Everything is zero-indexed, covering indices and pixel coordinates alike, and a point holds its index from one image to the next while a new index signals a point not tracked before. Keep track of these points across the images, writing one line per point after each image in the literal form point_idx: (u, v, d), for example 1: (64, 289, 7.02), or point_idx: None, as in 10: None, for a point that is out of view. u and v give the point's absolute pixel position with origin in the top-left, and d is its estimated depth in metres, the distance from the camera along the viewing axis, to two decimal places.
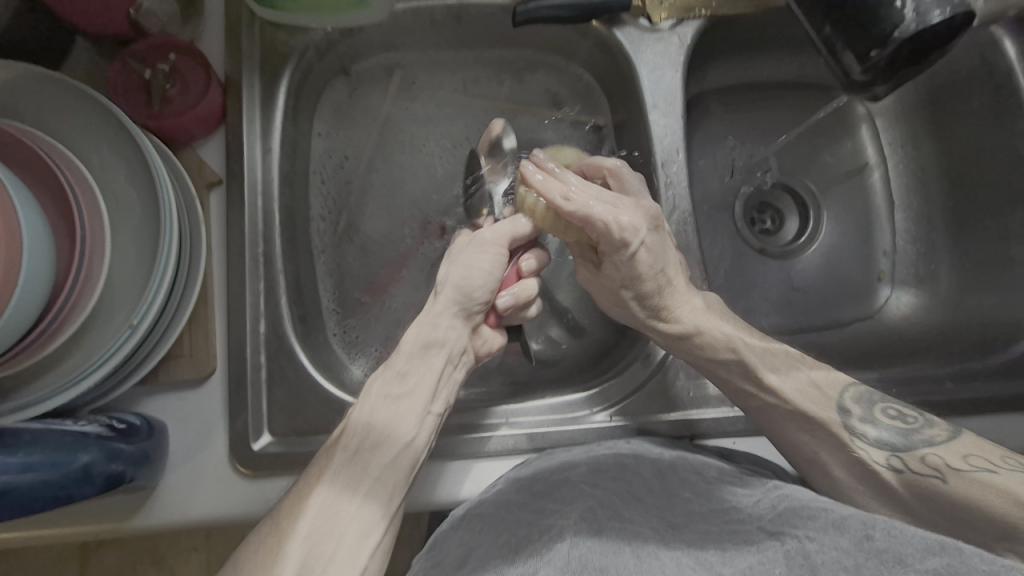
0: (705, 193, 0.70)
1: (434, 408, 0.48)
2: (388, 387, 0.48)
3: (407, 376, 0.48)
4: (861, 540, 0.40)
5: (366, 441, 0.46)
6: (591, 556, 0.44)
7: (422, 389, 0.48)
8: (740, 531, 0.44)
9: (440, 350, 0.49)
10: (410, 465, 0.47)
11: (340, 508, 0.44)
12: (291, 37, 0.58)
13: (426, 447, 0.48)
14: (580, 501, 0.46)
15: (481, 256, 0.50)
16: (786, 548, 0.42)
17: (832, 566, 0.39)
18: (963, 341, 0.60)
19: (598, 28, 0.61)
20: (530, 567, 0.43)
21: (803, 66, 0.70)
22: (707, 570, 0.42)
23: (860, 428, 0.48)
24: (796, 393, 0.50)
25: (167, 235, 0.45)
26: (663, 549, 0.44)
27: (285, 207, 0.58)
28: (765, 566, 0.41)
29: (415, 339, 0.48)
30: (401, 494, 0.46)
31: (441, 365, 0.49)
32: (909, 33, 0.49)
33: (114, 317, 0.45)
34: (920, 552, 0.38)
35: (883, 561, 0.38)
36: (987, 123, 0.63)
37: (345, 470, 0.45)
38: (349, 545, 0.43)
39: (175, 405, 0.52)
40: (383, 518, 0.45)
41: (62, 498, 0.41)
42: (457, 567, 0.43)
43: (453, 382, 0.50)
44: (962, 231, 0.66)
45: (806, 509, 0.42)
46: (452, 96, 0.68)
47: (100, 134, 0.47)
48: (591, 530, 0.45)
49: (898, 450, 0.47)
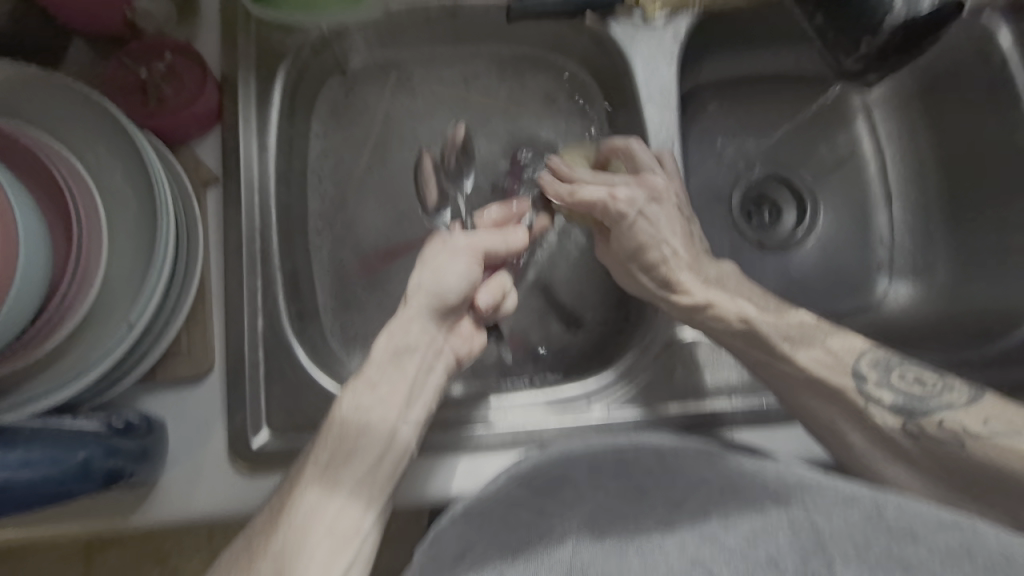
0: (701, 186, 0.70)
1: (410, 418, 0.48)
2: (360, 400, 0.47)
3: (379, 384, 0.48)
4: (871, 514, 0.39)
5: (342, 446, 0.46)
6: (593, 561, 0.44)
7: (395, 398, 0.48)
8: (741, 492, 0.43)
9: (413, 355, 0.49)
10: (390, 471, 0.47)
11: (312, 523, 0.44)
12: (287, 36, 0.59)
13: (408, 457, 0.48)
14: (579, 504, 0.46)
15: (454, 261, 0.49)
16: (791, 516, 0.41)
17: (840, 541, 0.40)
18: (962, 330, 0.60)
19: (592, 23, 0.61)
20: (531, 572, 0.43)
21: (797, 59, 0.70)
22: (711, 545, 0.42)
23: (876, 394, 0.50)
24: (812, 363, 0.51)
25: (165, 232, 0.45)
26: (667, 539, 0.44)
27: (281, 205, 0.58)
28: (768, 534, 0.41)
29: (385, 347, 0.48)
30: (381, 502, 0.47)
31: (415, 371, 0.49)
32: (899, 20, 0.50)
33: (114, 314, 0.45)
34: (931, 526, 0.38)
35: (894, 536, 0.39)
36: (983, 112, 0.62)
37: (317, 481, 0.45)
38: (321, 560, 0.44)
39: (174, 402, 0.52)
40: (359, 531, 0.46)
41: (62, 494, 0.41)
42: (456, 561, 0.43)
43: (428, 390, 0.49)
44: (959, 222, 0.66)
45: (817, 482, 0.41)
46: (448, 92, 0.68)
47: (95, 132, 0.47)
48: (592, 534, 0.45)
49: (914, 415, 0.49)
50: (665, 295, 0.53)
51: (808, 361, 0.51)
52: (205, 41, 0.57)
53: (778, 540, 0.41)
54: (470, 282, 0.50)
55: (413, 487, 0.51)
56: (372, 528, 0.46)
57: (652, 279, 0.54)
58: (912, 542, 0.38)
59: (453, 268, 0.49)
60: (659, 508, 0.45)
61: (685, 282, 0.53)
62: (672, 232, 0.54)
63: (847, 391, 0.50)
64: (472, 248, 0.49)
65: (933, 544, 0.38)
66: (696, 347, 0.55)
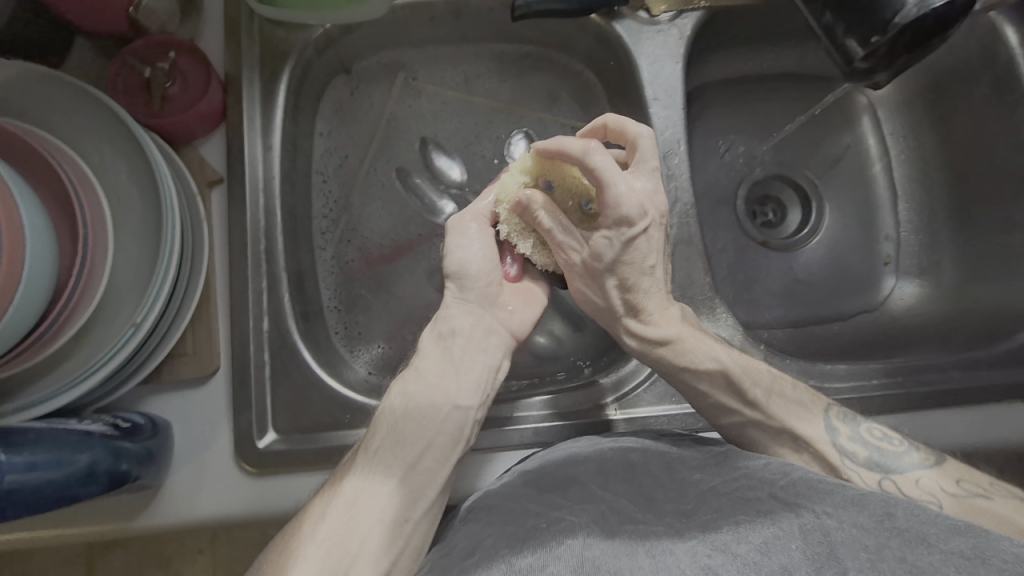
0: (706, 185, 0.69)
1: (461, 403, 0.48)
2: (408, 386, 0.48)
3: (426, 373, 0.48)
4: (882, 518, 0.38)
5: (387, 443, 0.46)
6: (605, 557, 0.39)
7: (444, 381, 0.48)
8: (752, 501, 0.42)
9: (456, 338, 0.50)
10: (436, 464, 0.46)
11: (360, 510, 0.44)
12: (291, 35, 0.59)
13: (457, 447, 0.47)
14: (590, 504, 0.44)
15: (468, 239, 0.52)
16: (802, 522, 0.39)
17: (851, 547, 0.36)
18: (968, 331, 0.60)
19: (598, 22, 0.61)
20: (539, 559, 0.39)
21: (802, 58, 0.70)
22: (722, 553, 0.38)
23: (849, 448, 0.47)
24: (783, 408, 0.49)
25: (169, 233, 0.45)
26: (678, 543, 0.40)
27: (286, 205, 0.58)
28: (778, 542, 0.38)
29: (430, 333, 0.51)
30: (426, 498, 0.46)
31: (459, 353, 0.49)
32: (910, 17, 0.50)
33: (118, 315, 0.44)
34: (944, 534, 0.36)
35: (906, 539, 0.37)
36: (991, 111, 0.62)
37: (369, 465, 0.45)
38: (369, 551, 0.42)
39: (179, 404, 0.51)
40: (406, 520, 0.44)
41: (67, 498, 0.41)
42: (465, 556, 0.42)
43: (479, 371, 0.49)
44: (965, 222, 0.65)
45: (824, 489, 0.42)
46: (452, 90, 0.68)
47: (100, 132, 0.47)
48: (603, 533, 0.41)
49: (891, 474, 0.46)
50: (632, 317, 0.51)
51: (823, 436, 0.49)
52: (210, 41, 0.57)
53: (789, 549, 0.37)
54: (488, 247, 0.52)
55: None
56: (425, 517, 0.45)
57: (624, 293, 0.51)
58: (925, 548, 0.36)
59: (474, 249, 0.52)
60: (668, 516, 0.43)
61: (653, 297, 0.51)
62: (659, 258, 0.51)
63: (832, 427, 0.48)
64: (477, 215, 0.53)
65: (948, 550, 0.35)
66: None
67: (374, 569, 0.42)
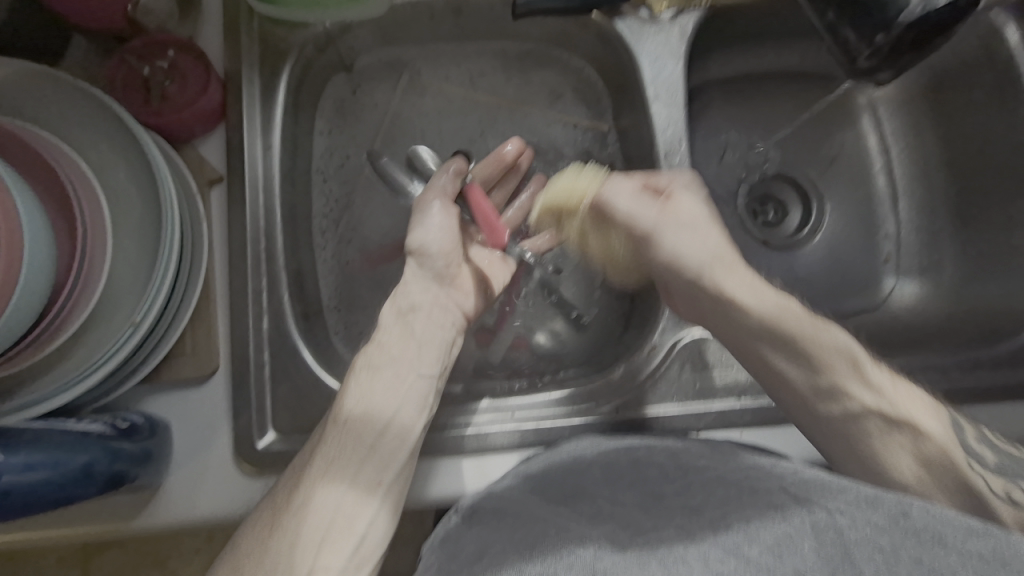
0: (707, 184, 0.69)
1: (424, 371, 0.48)
2: (371, 357, 0.47)
3: (388, 347, 0.48)
4: (896, 517, 0.38)
5: (355, 418, 0.45)
6: (615, 569, 0.39)
7: (406, 354, 0.48)
8: (761, 492, 0.42)
9: (418, 313, 0.50)
10: (404, 431, 0.46)
11: (330, 486, 0.43)
12: (290, 33, 0.58)
13: (422, 419, 0.47)
14: (601, 521, 0.44)
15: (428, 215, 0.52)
16: (814, 519, 0.39)
17: (866, 547, 0.38)
18: (970, 330, 0.60)
19: (599, 20, 0.61)
20: (549, 568, 0.40)
21: (803, 57, 0.70)
22: (736, 559, 0.39)
23: (977, 451, 0.46)
24: (883, 379, 0.49)
25: (169, 231, 0.45)
26: (690, 549, 0.40)
27: (286, 204, 0.58)
28: (791, 541, 0.39)
29: (392, 309, 0.50)
30: (398, 465, 0.45)
31: (419, 328, 0.49)
32: (915, 15, 0.50)
33: (117, 315, 0.44)
34: (962, 533, 0.37)
35: (921, 541, 0.37)
36: (992, 112, 0.62)
37: (334, 445, 0.44)
38: (340, 521, 0.43)
39: (179, 403, 0.51)
40: (381, 484, 0.44)
41: (64, 498, 0.40)
42: (474, 561, 0.42)
43: (439, 343, 0.50)
44: (966, 221, 0.65)
45: (836, 483, 0.40)
46: (453, 89, 0.68)
47: (99, 130, 0.46)
48: (614, 547, 0.41)
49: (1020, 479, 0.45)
50: (719, 275, 0.50)
51: (898, 399, 0.48)
52: (209, 38, 0.57)
53: (802, 549, 0.39)
54: (449, 222, 0.52)
55: (421, 488, 0.50)
56: (397, 483, 0.45)
57: (711, 250, 0.50)
58: (942, 549, 0.36)
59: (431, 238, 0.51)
60: (678, 516, 0.43)
61: (732, 262, 0.51)
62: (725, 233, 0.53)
63: (917, 415, 0.47)
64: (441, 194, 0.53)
65: (965, 551, 0.36)
66: (704, 345, 0.54)
67: (351, 535, 0.43)
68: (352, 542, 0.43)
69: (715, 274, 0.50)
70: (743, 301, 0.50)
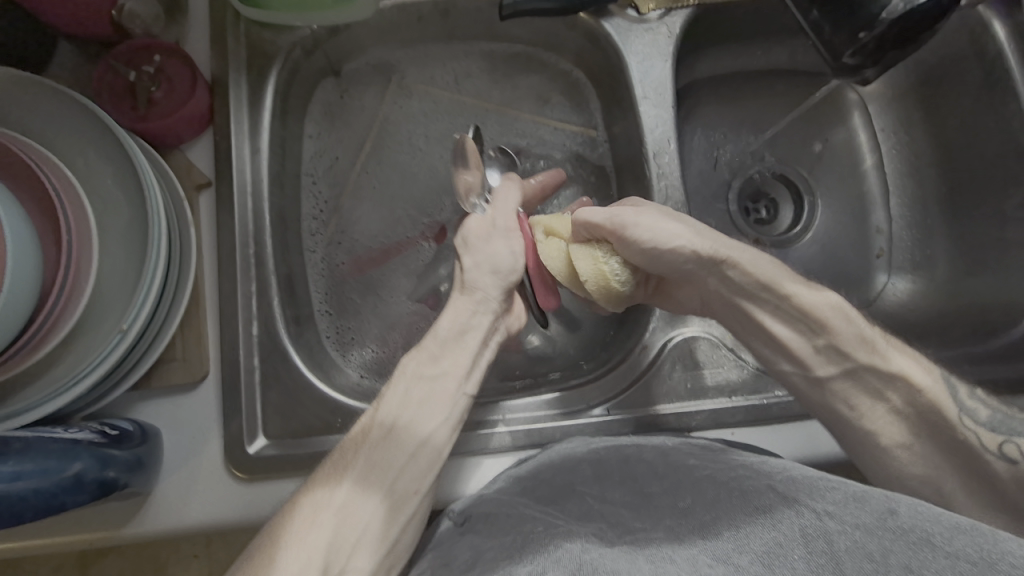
0: (698, 182, 0.69)
1: (468, 390, 0.46)
2: (423, 367, 0.46)
3: (443, 359, 0.46)
4: (884, 516, 0.36)
5: (399, 422, 0.43)
6: (602, 561, 0.39)
7: (457, 370, 0.46)
8: (750, 494, 0.41)
9: (476, 333, 0.47)
10: (443, 441, 0.45)
11: (370, 490, 0.41)
12: (277, 36, 0.58)
13: (457, 431, 0.46)
14: (589, 520, 0.45)
15: (505, 242, 0.49)
16: (802, 523, 0.38)
17: (856, 555, 0.36)
18: (963, 325, 0.60)
19: (586, 20, 0.60)
20: (538, 566, 0.39)
21: (793, 54, 0.70)
22: (725, 566, 0.37)
23: (969, 406, 0.46)
24: (881, 345, 0.47)
25: (156, 238, 0.44)
26: (678, 550, 0.40)
27: (275, 208, 0.58)
28: (782, 551, 0.37)
29: (451, 323, 0.47)
30: (433, 474, 0.44)
31: (476, 348, 0.47)
32: (897, 12, 0.49)
33: (105, 323, 0.44)
34: (949, 533, 0.34)
35: (910, 542, 0.35)
36: (980, 107, 0.62)
37: (379, 448, 0.42)
38: (375, 527, 0.41)
39: (169, 410, 0.51)
40: (417, 491, 0.43)
41: (55, 506, 0.40)
42: (466, 569, 0.41)
43: (483, 361, 0.48)
44: (957, 215, 0.65)
45: (823, 484, 0.39)
46: (442, 91, 0.68)
47: (84, 137, 0.46)
48: (603, 543, 0.42)
49: (1015, 436, 0.45)
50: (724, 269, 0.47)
51: (891, 355, 0.47)
52: (195, 42, 0.57)
53: (791, 558, 0.37)
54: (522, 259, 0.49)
55: None
56: (429, 492, 0.44)
57: (697, 251, 0.46)
58: (930, 551, 0.34)
59: (507, 247, 0.49)
60: (666, 517, 0.43)
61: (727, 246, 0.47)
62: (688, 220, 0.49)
63: (910, 373, 0.47)
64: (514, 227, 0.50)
65: (953, 554, 0.34)
66: (695, 345, 0.55)
67: (384, 539, 0.42)
68: (385, 544, 0.42)
69: (712, 270, 0.48)
70: (736, 288, 0.48)
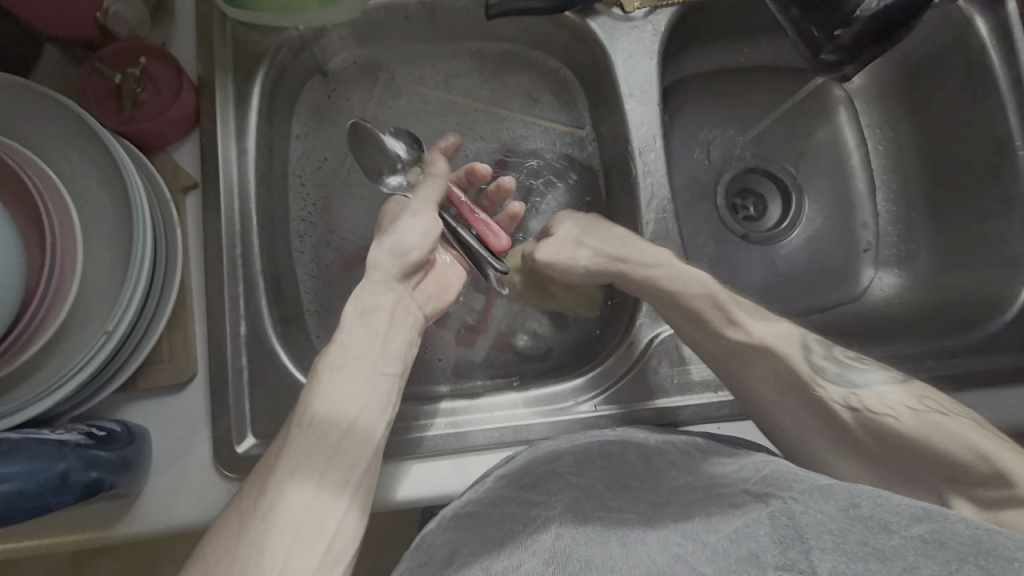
0: (684, 179, 0.70)
1: (387, 369, 0.47)
2: (336, 357, 0.46)
3: (353, 347, 0.46)
4: (846, 507, 0.39)
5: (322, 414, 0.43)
6: (577, 549, 0.43)
7: (372, 352, 0.47)
8: (724, 494, 0.43)
9: (380, 314, 0.48)
10: (371, 426, 0.44)
11: (298, 487, 0.40)
12: (264, 37, 0.58)
13: (387, 414, 0.46)
14: (564, 490, 0.45)
15: (415, 222, 0.51)
16: (770, 510, 0.41)
17: (816, 532, 0.40)
18: (944, 319, 0.60)
19: (572, 19, 0.61)
20: (515, 560, 0.42)
21: (779, 51, 0.70)
22: (694, 542, 0.42)
23: (820, 365, 0.48)
24: (751, 322, 0.50)
25: (141, 239, 0.45)
26: (650, 532, 0.44)
27: (262, 209, 0.58)
28: (749, 530, 0.42)
29: (353, 308, 0.48)
30: (365, 463, 0.43)
31: (385, 328, 0.48)
32: (871, 10, 0.50)
33: (90, 324, 0.44)
34: (905, 520, 0.38)
35: (867, 526, 0.38)
36: (961, 103, 0.62)
37: (303, 443, 0.42)
38: (309, 523, 0.40)
39: (157, 411, 0.51)
40: (348, 482, 0.42)
41: (40, 507, 0.40)
42: (447, 565, 0.42)
43: (400, 341, 0.49)
44: (939, 210, 0.66)
45: (795, 476, 0.41)
46: (431, 90, 0.68)
47: (68, 140, 0.46)
48: (576, 520, 0.45)
49: (856, 389, 0.47)
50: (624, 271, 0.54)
51: (759, 330, 0.49)
52: (180, 44, 0.57)
53: (758, 534, 0.41)
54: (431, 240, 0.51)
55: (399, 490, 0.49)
56: (364, 480, 0.43)
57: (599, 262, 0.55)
58: (885, 533, 0.38)
59: (414, 227, 0.51)
60: (643, 501, 0.45)
61: (630, 251, 0.54)
62: (605, 231, 0.56)
63: (771, 344, 0.49)
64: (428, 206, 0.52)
65: (907, 535, 0.37)
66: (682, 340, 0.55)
67: (322, 536, 0.40)
68: (324, 542, 0.40)
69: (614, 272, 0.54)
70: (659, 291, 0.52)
